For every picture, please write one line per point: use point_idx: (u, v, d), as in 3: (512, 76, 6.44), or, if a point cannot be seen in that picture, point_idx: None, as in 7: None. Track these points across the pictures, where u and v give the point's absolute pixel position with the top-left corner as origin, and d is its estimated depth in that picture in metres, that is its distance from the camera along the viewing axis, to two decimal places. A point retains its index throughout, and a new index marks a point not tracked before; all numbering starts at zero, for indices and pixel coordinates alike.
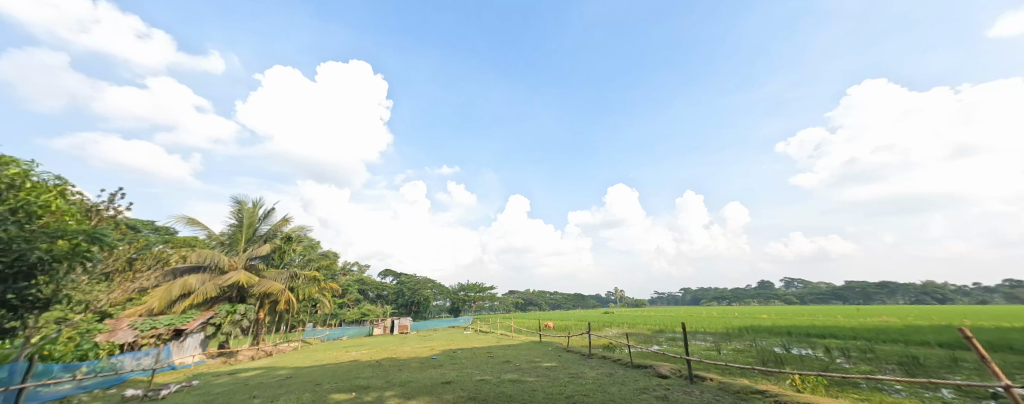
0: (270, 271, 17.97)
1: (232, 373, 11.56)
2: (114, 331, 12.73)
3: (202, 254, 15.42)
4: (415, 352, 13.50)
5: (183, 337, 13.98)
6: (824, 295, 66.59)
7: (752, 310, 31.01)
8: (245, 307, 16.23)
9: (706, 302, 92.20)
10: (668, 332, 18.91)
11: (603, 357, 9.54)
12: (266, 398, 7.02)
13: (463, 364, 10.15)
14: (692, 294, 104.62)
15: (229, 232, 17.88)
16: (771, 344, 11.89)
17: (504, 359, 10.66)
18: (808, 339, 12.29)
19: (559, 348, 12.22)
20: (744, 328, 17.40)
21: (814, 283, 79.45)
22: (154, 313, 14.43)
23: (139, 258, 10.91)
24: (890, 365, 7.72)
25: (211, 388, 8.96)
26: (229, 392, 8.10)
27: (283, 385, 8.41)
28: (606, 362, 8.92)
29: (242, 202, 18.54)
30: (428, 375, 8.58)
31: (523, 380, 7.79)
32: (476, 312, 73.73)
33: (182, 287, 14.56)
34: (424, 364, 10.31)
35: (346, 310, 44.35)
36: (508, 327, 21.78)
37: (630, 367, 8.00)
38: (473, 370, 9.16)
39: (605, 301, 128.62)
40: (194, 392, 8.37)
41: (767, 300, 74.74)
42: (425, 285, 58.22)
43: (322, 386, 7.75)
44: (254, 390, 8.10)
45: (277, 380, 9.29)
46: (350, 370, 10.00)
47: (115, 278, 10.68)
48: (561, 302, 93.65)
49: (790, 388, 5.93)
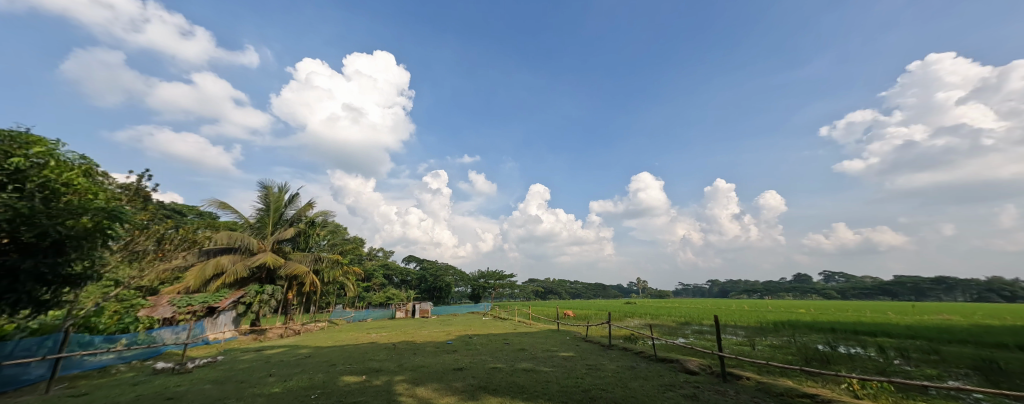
0: (296, 253, 18.70)
1: (258, 350, 11.92)
2: (155, 307, 13.43)
3: (232, 236, 16.08)
4: (432, 337, 13.54)
5: (216, 314, 14.63)
6: (868, 290, 62.22)
7: (787, 304, 29.28)
8: (273, 287, 16.81)
9: (737, 294, 88.72)
10: (694, 324, 18.06)
11: (624, 348, 9.02)
12: (281, 376, 7.00)
13: (477, 350, 9.96)
14: (721, 286, 100.91)
15: (258, 216, 18.51)
16: (812, 341, 10.92)
17: (519, 347, 10.36)
18: (855, 337, 11.19)
19: (577, 338, 11.79)
20: (779, 323, 16.27)
21: (858, 278, 74.34)
22: (191, 291, 15.13)
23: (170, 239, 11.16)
24: (961, 370, 6.75)
25: (235, 364, 8.99)
26: (249, 369, 7.92)
27: (300, 364, 8.45)
28: (628, 354, 8.39)
29: (268, 187, 19.13)
30: (441, 361, 8.38)
31: (538, 370, 7.42)
32: (497, 299, 74.49)
33: (215, 267, 15.20)
34: (438, 349, 10.19)
35: (372, 294, 45.91)
36: (527, 314, 21.62)
37: (653, 361, 7.43)
38: (487, 357, 8.89)
39: (628, 291, 126.70)
40: (218, 367, 8.53)
41: (804, 293, 70.77)
42: (447, 271, 59.28)
43: (335, 368, 7.70)
44: (273, 368, 8.17)
45: (296, 359, 9.41)
46: (365, 352, 10.00)
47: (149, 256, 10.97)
48: (583, 291, 93.22)
49: (846, 393, 5.19)
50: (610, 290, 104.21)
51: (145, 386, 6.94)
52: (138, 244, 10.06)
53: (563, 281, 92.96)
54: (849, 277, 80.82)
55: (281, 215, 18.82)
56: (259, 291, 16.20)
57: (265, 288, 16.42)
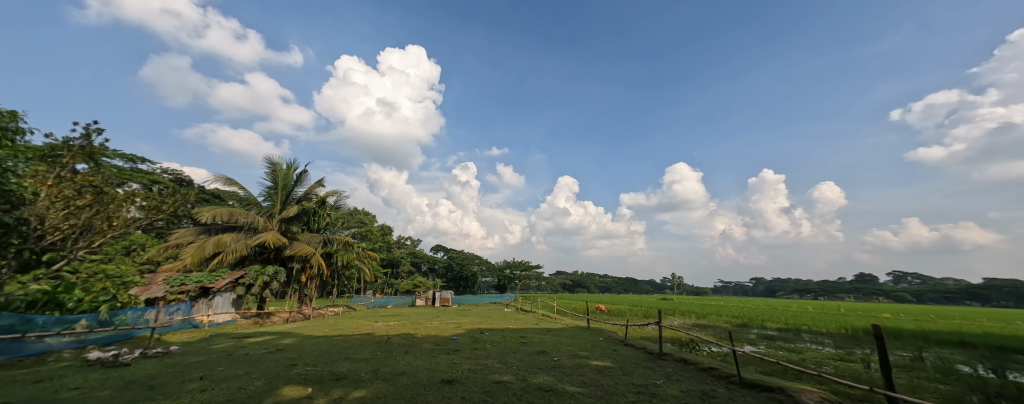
0: (305, 234, 17.54)
1: (243, 337, 10.47)
2: (149, 286, 12.41)
3: (234, 212, 15.01)
4: (438, 330, 11.72)
5: (211, 295, 13.52)
6: (952, 293, 54.13)
7: (866, 307, 24.74)
8: (276, 268, 15.57)
9: (786, 295, 81.76)
10: (754, 327, 15.02)
11: (681, 359, 6.53)
12: (209, 382, 5.09)
13: (485, 351, 7.88)
14: (768, 285, 93.02)
15: (266, 194, 17.46)
16: (951, 362, 7.85)
17: (538, 349, 8.14)
18: (1014, 360, 8.05)
19: (613, 340, 9.35)
20: (870, 331, 12.99)
21: (938, 280, 64.90)
22: (189, 269, 14.04)
23: (130, 204, 8.20)
24: None
25: (189, 356, 7.30)
26: (188, 367, 6.18)
27: (258, 361, 6.65)
28: (693, 370, 5.90)
29: (277, 163, 18.00)
30: (433, 366, 6.28)
31: (563, 390, 5.02)
32: (524, 290, 72.89)
33: (215, 244, 14.17)
34: (438, 348, 8.20)
35: (398, 280, 45.73)
36: (552, 307, 19.38)
37: (736, 387, 4.97)
38: (495, 363, 6.71)
39: (661, 287, 121.32)
40: (166, 358, 6.85)
41: (868, 295, 63.19)
42: (473, 260, 58.42)
43: (289, 371, 5.73)
44: (220, 366, 6.35)
45: (265, 352, 7.67)
46: (348, 347, 8.13)
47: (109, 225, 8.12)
48: (612, 285, 90.29)
49: None
50: (643, 285, 99.28)
51: (43, 383, 5.21)
52: (86, 211, 7.63)
53: (593, 275, 89.91)
54: (924, 278, 71.36)
55: (290, 193, 17.67)
56: (260, 272, 14.92)
57: (267, 269, 15.15)
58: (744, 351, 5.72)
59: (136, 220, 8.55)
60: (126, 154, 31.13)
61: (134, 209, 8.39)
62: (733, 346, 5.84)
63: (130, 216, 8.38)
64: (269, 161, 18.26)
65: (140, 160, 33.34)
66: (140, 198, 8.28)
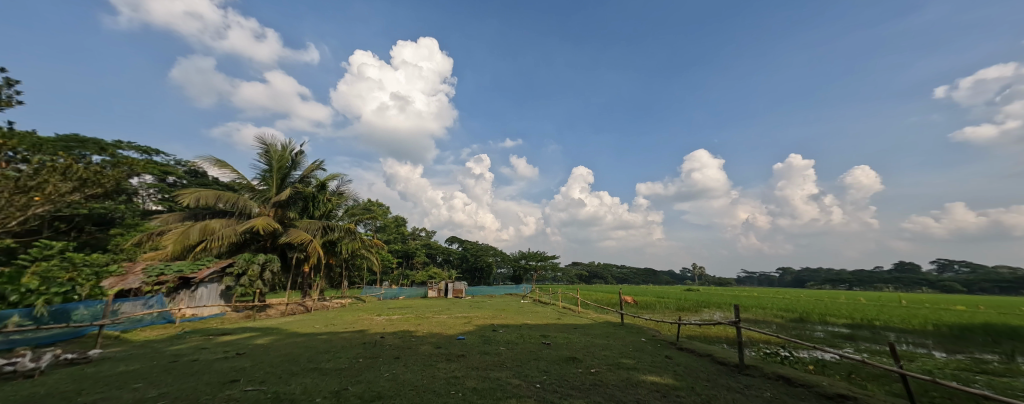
0: (303, 221, 16.10)
1: (219, 335, 8.99)
2: (125, 276, 11.15)
3: (222, 196, 13.91)
4: (445, 326, 9.96)
5: (195, 286, 12.21)
6: (1007, 283, 49.79)
7: (931, 299, 21.84)
8: (268, 256, 14.20)
9: (817, 285, 77.50)
10: (813, 322, 12.79)
11: (781, 377, 4.54)
12: None
13: (500, 357, 6.08)
14: (797, 275, 88.53)
15: (260, 178, 16.02)
16: None
17: (566, 355, 6.28)
18: None
19: (661, 341, 7.41)
20: (970, 329, 10.62)
21: (992, 267, 59.82)
22: (172, 257, 12.81)
23: (51, 176, 7.66)
24: None
25: (121, 364, 5.68)
26: (93, 385, 4.51)
27: (198, 373, 4.99)
28: (817, 401, 3.90)
29: (273, 144, 16.54)
30: (422, 385, 4.45)
31: None
32: (540, 281, 71.34)
33: (201, 230, 12.89)
34: (440, 352, 6.46)
35: (413, 271, 44.73)
36: (574, 298, 17.53)
37: None
38: (511, 378, 4.88)
39: (681, 278, 117.05)
40: (85, 369, 5.27)
41: (911, 284, 59.06)
42: (488, 251, 57.10)
43: (217, 394, 4.00)
44: (143, 381, 4.70)
45: (219, 358, 6.02)
46: (326, 351, 6.44)
47: (31, 190, 7.53)
48: (630, 276, 88.05)
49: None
50: (663, 275, 96.40)
51: None
52: (25, 180, 7.32)
53: (610, 266, 87.62)
54: (973, 266, 66.04)
55: (286, 175, 16.19)
56: (250, 260, 13.57)
57: (258, 257, 13.78)
58: (918, 376, 3.87)
59: (56, 191, 7.96)
60: (139, 146, 30.59)
61: (62, 179, 7.87)
62: (900, 367, 3.94)
63: (56, 188, 7.90)
64: (264, 142, 16.81)
65: (154, 152, 33.00)
66: (74, 167, 7.92)
